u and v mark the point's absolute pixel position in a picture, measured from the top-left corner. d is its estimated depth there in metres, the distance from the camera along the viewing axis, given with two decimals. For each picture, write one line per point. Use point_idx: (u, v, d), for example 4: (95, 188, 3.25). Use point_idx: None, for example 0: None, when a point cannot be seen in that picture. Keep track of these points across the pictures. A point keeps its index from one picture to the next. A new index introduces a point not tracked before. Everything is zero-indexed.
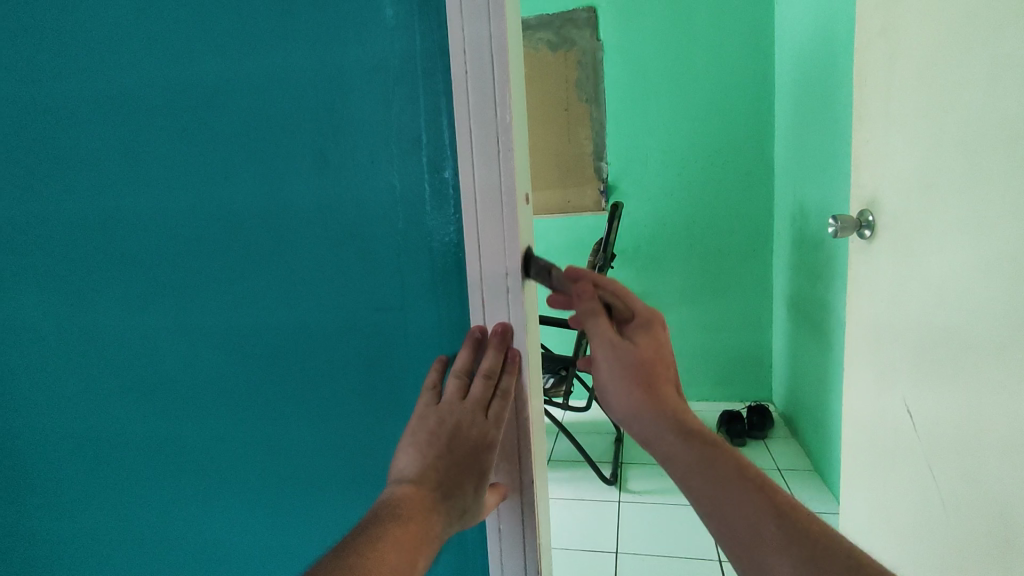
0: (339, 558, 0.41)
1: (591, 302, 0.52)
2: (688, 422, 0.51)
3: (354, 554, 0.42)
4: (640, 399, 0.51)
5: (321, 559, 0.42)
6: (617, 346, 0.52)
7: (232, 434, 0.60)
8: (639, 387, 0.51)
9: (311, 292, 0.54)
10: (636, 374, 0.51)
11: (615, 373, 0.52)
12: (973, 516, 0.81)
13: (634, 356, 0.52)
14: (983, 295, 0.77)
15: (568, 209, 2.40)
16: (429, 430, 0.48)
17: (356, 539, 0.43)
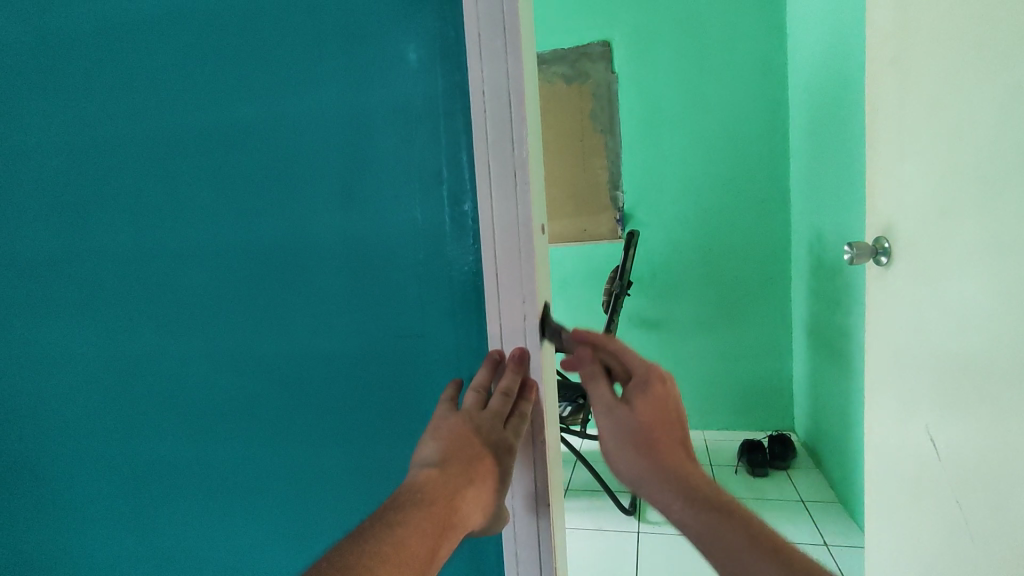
0: (359, 545, 0.41)
1: (591, 367, 0.54)
2: (690, 483, 0.51)
3: (373, 539, 0.41)
4: (642, 464, 0.52)
5: (341, 543, 0.41)
6: (614, 415, 0.53)
7: (256, 457, 0.62)
8: (640, 453, 0.52)
9: (335, 320, 0.56)
10: (636, 441, 0.52)
11: (615, 439, 0.53)
12: (1001, 548, 0.79)
13: (632, 424, 0.52)
14: (1003, 321, 0.77)
15: (584, 237, 2.41)
16: (451, 428, 0.48)
17: (376, 524, 0.42)
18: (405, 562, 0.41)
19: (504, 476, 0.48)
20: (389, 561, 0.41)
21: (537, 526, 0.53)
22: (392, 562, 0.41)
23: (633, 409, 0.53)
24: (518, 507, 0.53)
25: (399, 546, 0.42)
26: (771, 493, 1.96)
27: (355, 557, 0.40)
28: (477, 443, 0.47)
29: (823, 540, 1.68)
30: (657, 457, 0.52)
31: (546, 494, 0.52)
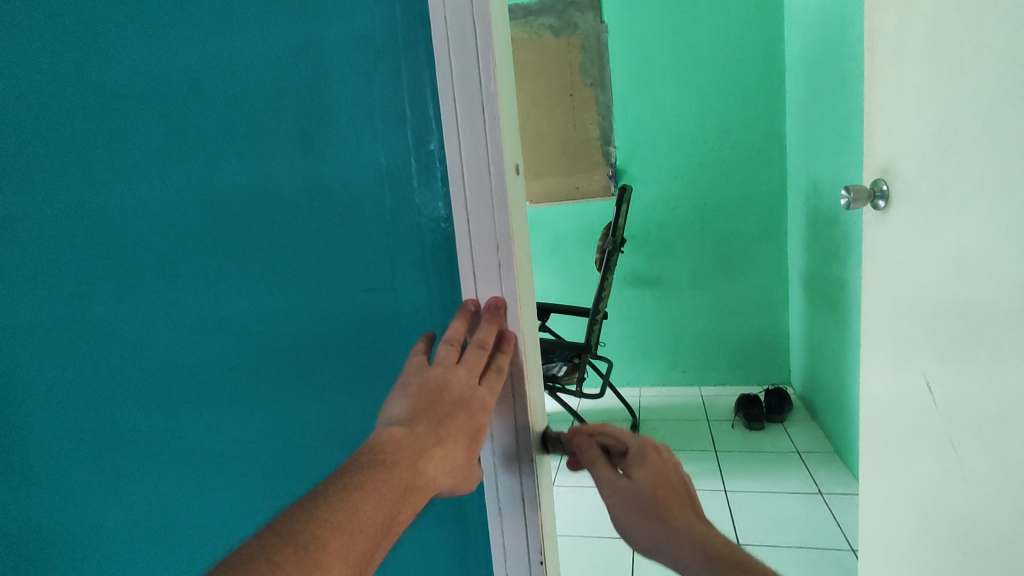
0: (308, 510, 0.37)
1: (587, 449, 0.53)
2: (704, 543, 0.48)
3: (325, 504, 0.37)
4: (655, 531, 0.49)
5: (289, 510, 0.37)
6: (619, 481, 0.50)
7: (230, 425, 0.59)
8: (650, 520, 0.49)
9: (299, 273, 0.53)
10: (642, 508, 0.49)
11: (625, 513, 0.50)
12: (996, 491, 0.79)
13: (634, 491, 0.50)
14: (1003, 261, 0.74)
15: (577, 196, 2.37)
16: (420, 384, 0.45)
17: (330, 487, 0.38)
18: (360, 527, 0.37)
19: (479, 433, 0.45)
20: (344, 525, 0.37)
21: (519, 482, 0.51)
22: (346, 527, 0.37)
23: (636, 479, 0.51)
24: (499, 464, 0.51)
25: (357, 508, 0.38)
26: (767, 446, 1.97)
27: (304, 524, 0.36)
28: (448, 399, 0.44)
29: (818, 488, 1.70)
30: (669, 524, 0.49)
31: (528, 450, 0.50)
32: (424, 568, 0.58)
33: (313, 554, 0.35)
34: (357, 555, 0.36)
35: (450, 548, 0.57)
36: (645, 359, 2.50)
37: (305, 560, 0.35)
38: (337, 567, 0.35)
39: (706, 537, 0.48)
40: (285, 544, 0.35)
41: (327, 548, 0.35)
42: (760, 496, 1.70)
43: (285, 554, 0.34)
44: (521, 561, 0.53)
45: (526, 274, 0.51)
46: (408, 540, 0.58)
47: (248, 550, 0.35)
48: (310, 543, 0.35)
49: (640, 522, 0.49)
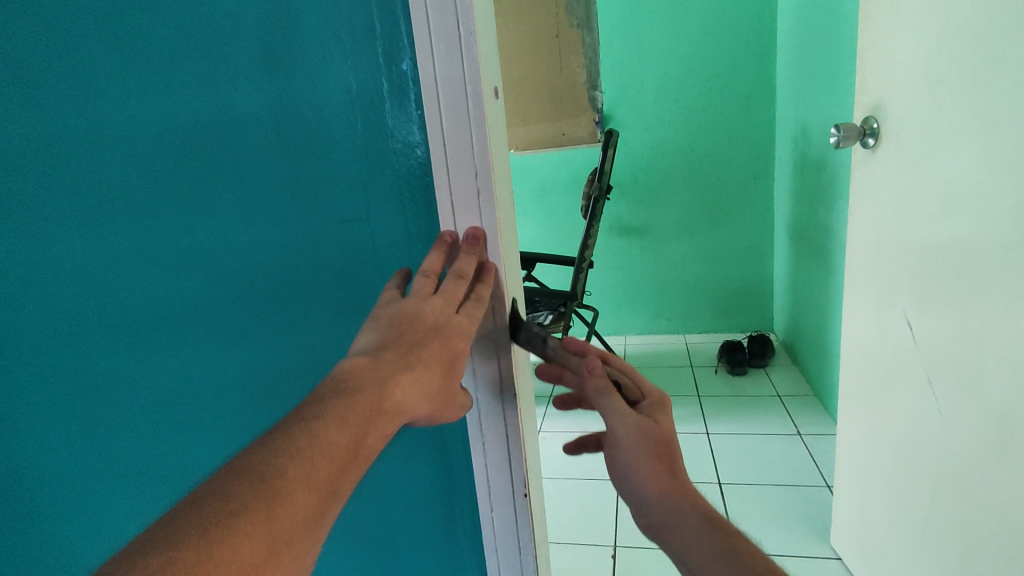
0: (266, 443, 0.36)
1: (603, 379, 0.49)
2: (702, 506, 0.51)
3: (284, 436, 0.36)
4: (663, 480, 0.50)
5: (247, 446, 0.36)
6: (640, 423, 0.50)
7: (206, 365, 0.58)
8: (664, 467, 0.50)
9: (268, 206, 0.51)
10: (659, 450, 0.50)
11: (638, 452, 0.50)
12: (970, 421, 0.81)
13: (655, 433, 0.50)
14: (992, 196, 0.74)
15: (562, 142, 2.24)
16: (390, 317, 0.44)
17: (290, 419, 0.37)
18: (324, 453, 0.36)
19: (456, 362, 0.44)
20: (306, 453, 0.35)
21: (501, 412, 0.51)
22: (308, 454, 0.35)
23: (656, 421, 0.52)
24: (481, 395, 0.51)
25: (321, 436, 0.36)
26: (749, 390, 2.01)
27: (262, 456, 0.35)
28: (421, 328, 0.43)
29: (798, 429, 1.74)
30: (678, 481, 0.51)
31: (509, 381, 0.50)
32: (409, 500, 0.59)
33: (272, 483, 0.33)
34: (322, 480, 0.35)
35: (435, 481, 0.58)
36: (631, 307, 2.51)
37: (263, 489, 0.33)
38: (300, 493, 0.34)
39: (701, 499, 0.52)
40: (241, 477, 0.33)
41: (287, 476, 0.34)
42: (741, 437, 1.74)
43: (241, 484, 0.33)
44: (506, 493, 0.53)
45: (506, 203, 0.49)
46: (392, 473, 0.58)
47: (203, 487, 0.33)
48: (269, 473, 0.34)
49: (651, 464, 0.50)
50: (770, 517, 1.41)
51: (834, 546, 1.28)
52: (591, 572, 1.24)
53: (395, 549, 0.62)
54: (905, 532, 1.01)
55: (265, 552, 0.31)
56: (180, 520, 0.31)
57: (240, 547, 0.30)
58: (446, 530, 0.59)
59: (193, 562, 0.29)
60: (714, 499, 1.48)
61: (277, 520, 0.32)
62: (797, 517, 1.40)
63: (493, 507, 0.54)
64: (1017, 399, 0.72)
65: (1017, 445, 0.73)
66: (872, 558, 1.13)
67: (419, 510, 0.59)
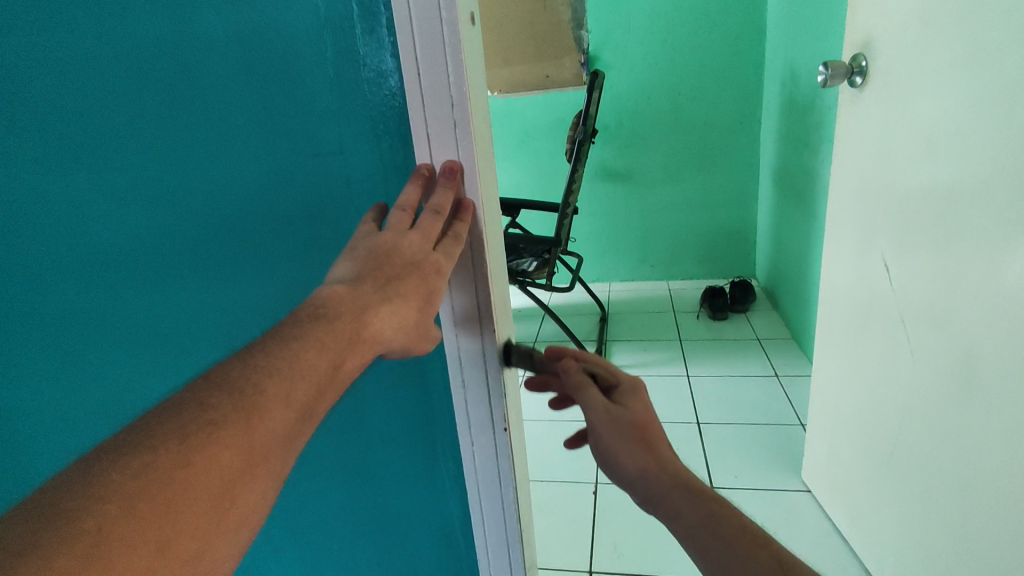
0: (244, 359, 0.35)
1: (579, 378, 0.52)
2: (682, 474, 0.48)
3: (262, 354, 0.35)
4: (640, 452, 0.49)
5: (223, 360, 0.35)
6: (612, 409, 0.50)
7: (179, 309, 0.57)
8: (636, 442, 0.49)
9: (238, 141, 0.49)
10: (635, 433, 0.49)
11: (613, 431, 0.49)
12: (938, 358, 0.85)
13: (629, 417, 0.50)
14: (974, 136, 0.74)
15: (547, 84, 2.26)
16: (367, 248, 0.43)
17: (268, 337, 0.36)
18: (302, 374, 0.35)
19: (434, 296, 0.43)
20: (283, 373, 0.35)
21: (481, 347, 0.51)
22: (286, 373, 0.35)
23: (626, 406, 0.51)
24: (459, 330, 0.51)
25: (299, 358, 0.36)
26: (729, 334, 2.06)
27: (240, 371, 0.34)
28: (398, 262, 0.42)
29: (774, 371, 1.80)
30: (653, 451, 0.49)
31: (488, 317, 0.50)
32: (392, 436, 0.60)
33: (249, 399, 0.33)
34: (300, 400, 0.35)
35: (416, 418, 0.59)
36: (614, 254, 2.52)
37: (242, 404, 0.33)
38: (276, 412, 0.34)
39: (682, 469, 0.49)
40: (219, 389, 0.33)
41: (266, 393, 0.34)
42: (720, 379, 1.79)
43: (218, 397, 0.33)
44: (485, 428, 0.54)
45: (483, 136, 0.48)
46: (374, 410, 0.59)
47: (179, 395, 0.33)
48: (248, 387, 0.33)
49: (626, 443, 0.49)
50: (745, 454, 1.46)
51: (805, 479, 1.34)
52: (573, 507, 1.30)
53: (379, 484, 0.64)
54: (872, 464, 1.06)
55: (241, 463, 0.32)
56: (156, 427, 0.31)
57: (218, 458, 0.31)
58: (430, 463, 0.61)
59: (171, 465, 0.30)
60: (693, 438, 1.54)
61: (254, 435, 0.33)
62: (770, 453, 1.46)
63: (473, 441, 0.55)
64: (984, 334, 0.75)
65: (980, 378, 0.76)
66: (840, 489, 1.18)
67: (401, 445, 0.61)
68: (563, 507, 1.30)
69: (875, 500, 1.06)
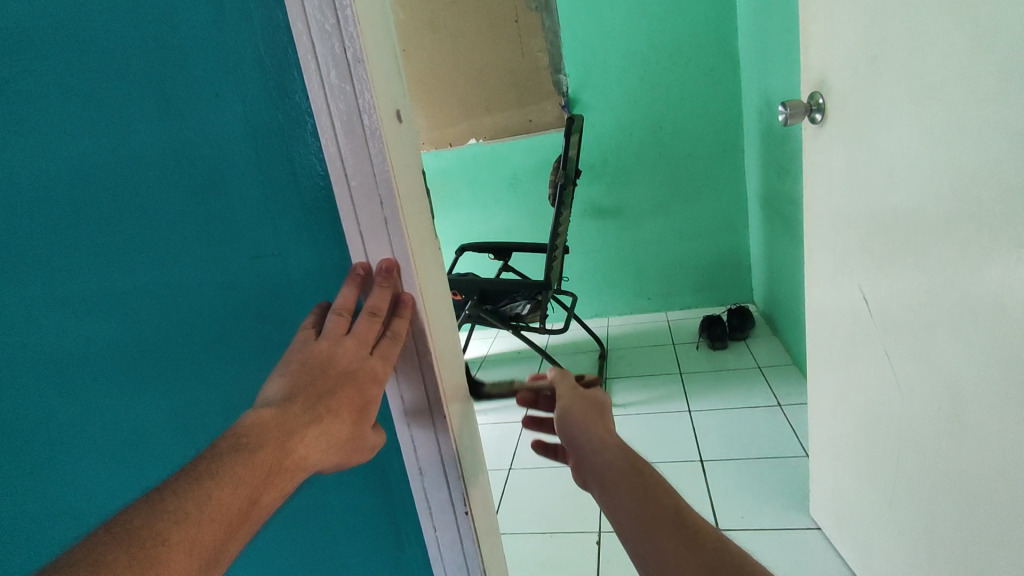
0: (150, 504, 0.34)
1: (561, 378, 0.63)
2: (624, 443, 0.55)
3: (171, 496, 0.34)
4: (595, 421, 0.57)
5: (127, 507, 0.34)
6: (581, 394, 0.60)
7: (134, 419, 0.57)
8: (594, 416, 0.58)
9: (182, 245, 0.51)
10: (594, 411, 0.58)
11: (575, 406, 0.59)
12: (924, 391, 0.83)
13: (593, 402, 0.59)
14: (930, 169, 0.75)
15: (531, 128, 2.30)
16: (302, 361, 0.44)
17: (180, 476, 0.36)
18: (212, 516, 0.35)
19: (368, 405, 0.45)
20: (191, 518, 0.34)
21: (434, 435, 0.52)
22: (194, 518, 0.34)
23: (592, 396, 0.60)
24: (411, 420, 0.52)
25: (212, 497, 0.35)
26: (730, 364, 2.03)
27: (141, 519, 0.33)
28: (334, 373, 0.44)
29: (777, 401, 1.76)
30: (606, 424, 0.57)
31: (438, 407, 0.51)
32: (355, 516, 0.61)
33: (147, 553, 0.32)
34: (205, 545, 0.34)
35: (375, 495, 0.60)
36: (609, 289, 2.52)
37: (138, 558, 0.31)
38: (178, 562, 0.32)
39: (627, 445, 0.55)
40: (116, 543, 0.31)
41: (167, 542, 0.32)
42: (723, 412, 1.76)
43: (114, 552, 0.31)
44: (447, 512, 0.55)
45: (420, 227, 0.49)
46: (335, 492, 0.60)
47: (72, 552, 0.31)
48: (149, 538, 0.32)
49: (585, 415, 0.58)
50: (751, 492, 1.42)
51: (813, 516, 1.30)
52: (576, 560, 1.26)
53: (346, 567, 0.64)
54: (874, 501, 1.03)
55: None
56: None
57: None
58: (396, 544, 0.62)
59: None
60: (696, 478, 1.50)
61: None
62: (777, 489, 1.42)
63: (437, 527, 0.56)
64: (964, 366, 0.74)
65: (967, 411, 0.75)
66: (848, 527, 1.14)
67: (366, 525, 0.61)
68: (565, 562, 1.27)
69: (884, 542, 1.02)
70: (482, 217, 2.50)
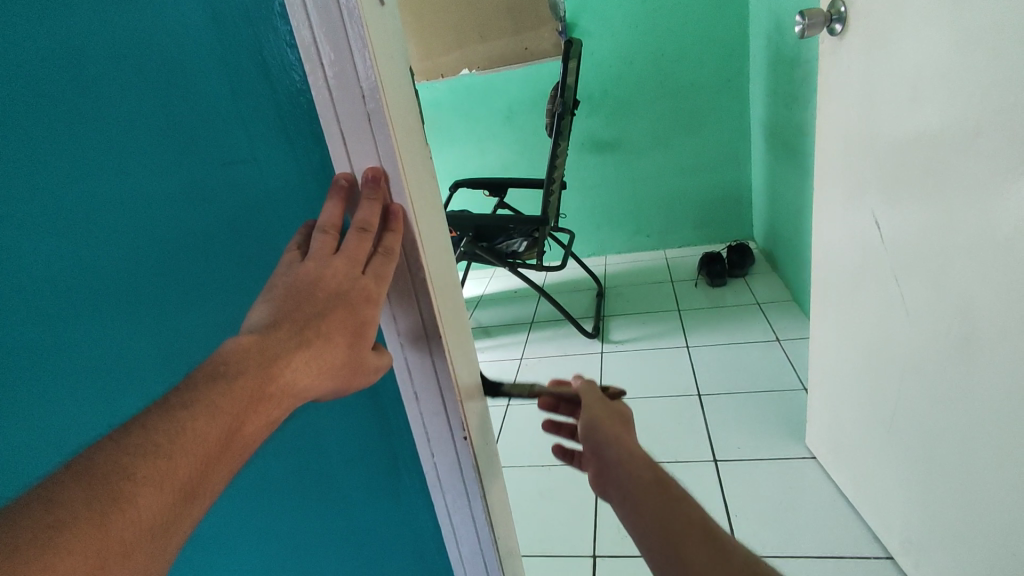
0: (118, 439, 0.31)
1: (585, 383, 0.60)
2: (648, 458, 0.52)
3: (141, 429, 0.31)
4: (622, 432, 0.54)
5: (93, 444, 0.31)
6: (607, 404, 0.58)
7: (113, 347, 0.54)
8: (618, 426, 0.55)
9: (146, 153, 0.47)
10: (619, 422, 0.56)
11: (603, 417, 0.55)
12: (932, 315, 0.80)
13: (615, 414, 0.57)
14: (959, 79, 0.69)
15: (527, 57, 2.19)
16: (286, 284, 0.40)
17: (153, 409, 0.33)
18: (187, 447, 0.32)
19: (361, 326, 0.41)
20: (162, 450, 0.31)
21: (432, 359, 0.49)
22: (166, 451, 0.31)
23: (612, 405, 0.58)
24: (407, 343, 0.49)
25: (187, 427, 0.32)
26: (729, 300, 2.01)
27: (107, 454, 0.30)
28: (321, 294, 0.40)
29: (776, 336, 1.76)
30: (629, 435, 0.55)
31: (435, 329, 0.48)
32: (349, 445, 0.59)
33: (113, 489, 0.29)
34: (181, 478, 0.31)
35: (369, 423, 0.58)
36: (607, 227, 2.48)
37: (102, 494, 0.29)
38: (148, 497, 0.30)
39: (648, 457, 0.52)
40: (76, 480, 0.29)
41: (135, 476, 0.30)
42: (722, 348, 1.75)
43: (75, 489, 0.28)
44: (445, 438, 0.53)
45: (409, 130, 0.45)
46: (327, 420, 0.58)
47: (30, 492, 0.28)
48: (115, 473, 0.29)
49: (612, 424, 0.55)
50: (749, 424, 1.43)
51: (810, 446, 1.31)
52: (573, 491, 1.28)
53: (341, 494, 0.63)
54: (873, 428, 1.03)
55: (91, 571, 0.27)
56: None
57: (61, 566, 0.26)
58: (393, 470, 0.60)
59: None
60: (693, 411, 1.51)
61: (110, 529, 0.28)
62: (774, 421, 1.43)
63: (434, 453, 0.54)
64: (980, 289, 0.71)
65: (978, 335, 0.72)
66: (845, 454, 1.15)
67: (360, 453, 0.60)
68: (564, 492, 1.29)
69: (881, 469, 1.02)
70: (477, 152, 2.42)
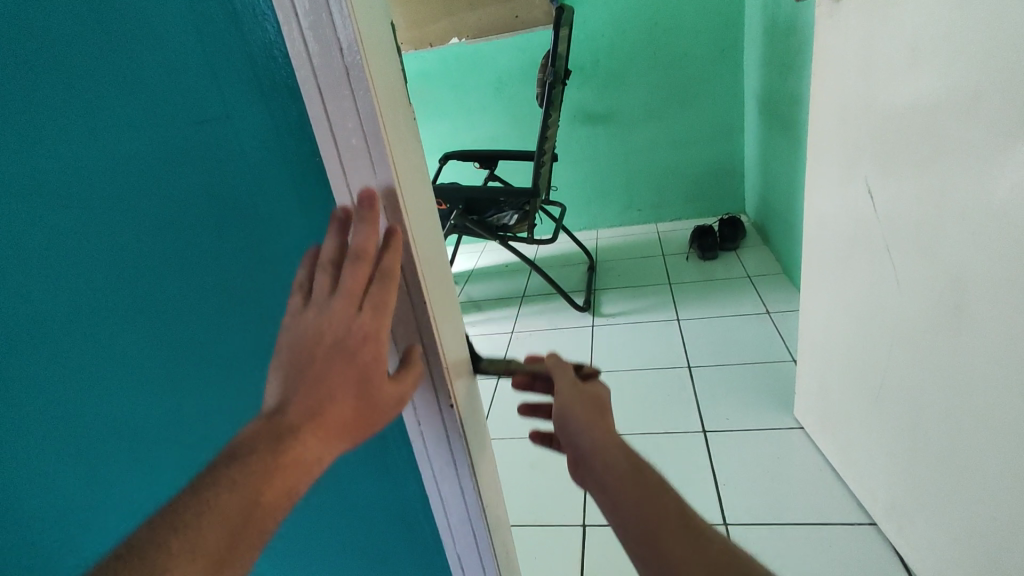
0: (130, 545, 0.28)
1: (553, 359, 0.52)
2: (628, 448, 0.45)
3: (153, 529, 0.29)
4: (596, 420, 0.47)
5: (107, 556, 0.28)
6: (579, 387, 0.50)
7: (47, 356, 0.45)
8: (593, 413, 0.48)
9: (97, 111, 0.39)
10: (593, 406, 0.48)
11: (572, 401, 0.48)
12: (924, 286, 0.80)
13: (588, 394, 0.49)
14: (960, 43, 0.67)
15: (517, 26, 2.12)
16: (292, 342, 0.37)
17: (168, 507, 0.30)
18: (206, 539, 0.29)
19: (375, 368, 0.38)
20: (178, 548, 0.28)
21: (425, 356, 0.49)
22: (184, 550, 0.28)
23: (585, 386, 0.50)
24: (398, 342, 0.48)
25: (201, 519, 0.29)
26: (720, 274, 2.01)
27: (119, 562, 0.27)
28: (328, 345, 0.36)
29: (765, 308, 1.76)
30: (606, 421, 0.47)
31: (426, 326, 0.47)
32: None
33: None
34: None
35: None
36: (599, 201, 2.46)
37: None
38: None
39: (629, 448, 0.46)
40: None
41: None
42: (712, 320, 1.76)
43: None
44: (431, 407, 0.52)
45: (388, 84, 0.42)
46: None
47: None
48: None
49: (584, 411, 0.47)
50: (738, 396, 1.44)
51: (798, 417, 1.32)
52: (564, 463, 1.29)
53: (329, 476, 0.60)
54: (861, 399, 1.03)
55: None
56: None
57: None
58: (382, 453, 0.58)
59: None
60: (682, 381, 1.52)
61: None
62: (763, 393, 1.43)
63: (420, 421, 0.53)
64: (974, 259, 0.70)
65: (969, 305, 0.72)
66: (832, 424, 1.16)
67: None
68: (554, 463, 1.30)
69: (868, 439, 1.04)
70: (468, 124, 2.38)
